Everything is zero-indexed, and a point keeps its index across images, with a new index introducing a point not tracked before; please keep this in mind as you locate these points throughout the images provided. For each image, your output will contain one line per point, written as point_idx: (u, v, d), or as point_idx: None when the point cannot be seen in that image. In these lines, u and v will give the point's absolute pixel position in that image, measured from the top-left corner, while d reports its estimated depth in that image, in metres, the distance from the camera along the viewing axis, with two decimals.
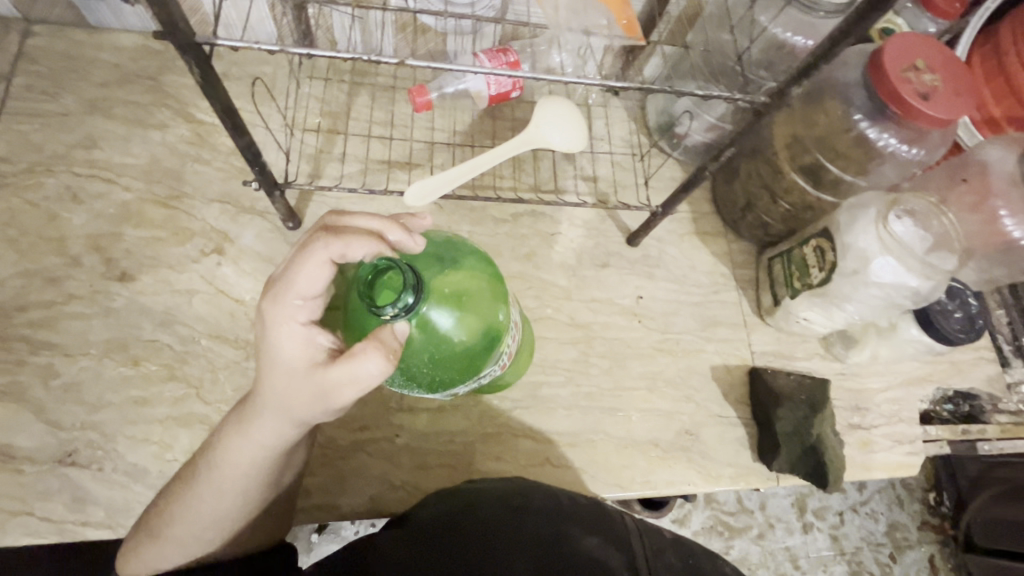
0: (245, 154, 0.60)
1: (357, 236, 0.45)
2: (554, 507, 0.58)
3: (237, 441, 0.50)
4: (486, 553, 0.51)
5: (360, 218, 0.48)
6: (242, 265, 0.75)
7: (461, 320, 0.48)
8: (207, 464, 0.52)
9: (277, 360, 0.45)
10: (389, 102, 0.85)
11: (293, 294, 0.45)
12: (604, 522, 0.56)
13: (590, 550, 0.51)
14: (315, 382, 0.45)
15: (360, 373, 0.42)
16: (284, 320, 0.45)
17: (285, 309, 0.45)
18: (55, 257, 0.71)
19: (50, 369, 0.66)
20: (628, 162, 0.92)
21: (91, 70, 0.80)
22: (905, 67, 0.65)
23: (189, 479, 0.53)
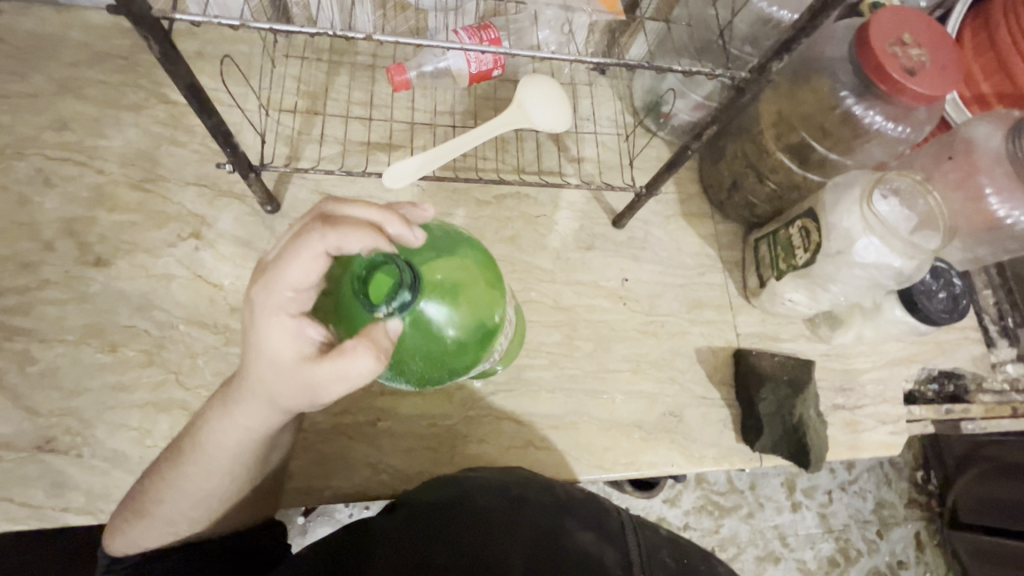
0: (214, 135, 0.59)
1: (356, 229, 0.42)
2: (548, 498, 0.58)
3: (221, 425, 0.49)
4: (481, 544, 0.51)
5: (359, 206, 0.45)
6: (220, 248, 0.74)
7: (455, 315, 0.47)
8: (192, 447, 0.51)
9: (265, 349, 0.44)
10: (369, 82, 0.83)
11: (284, 285, 0.42)
12: (595, 515, 0.56)
13: (584, 546, 0.51)
14: (303, 375, 0.44)
15: (351, 371, 0.41)
16: (273, 309, 0.43)
17: (276, 300, 0.43)
18: (28, 242, 0.70)
19: (26, 355, 0.66)
20: (614, 143, 0.91)
21: (61, 49, 0.78)
22: (892, 42, 0.64)
23: (172, 462, 0.52)
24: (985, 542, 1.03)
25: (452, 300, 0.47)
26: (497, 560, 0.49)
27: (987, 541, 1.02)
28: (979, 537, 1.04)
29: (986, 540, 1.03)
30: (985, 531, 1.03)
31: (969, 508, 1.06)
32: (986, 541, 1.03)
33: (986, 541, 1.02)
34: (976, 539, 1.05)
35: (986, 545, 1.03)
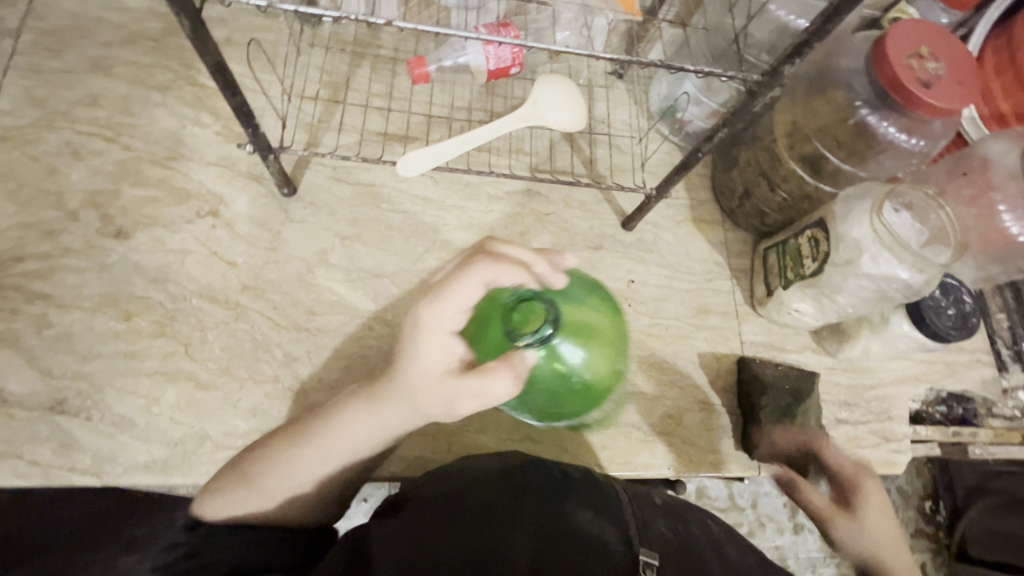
0: (236, 114, 0.61)
1: (514, 266, 0.50)
2: (547, 483, 0.59)
3: (357, 418, 0.54)
4: (490, 532, 0.51)
5: (512, 246, 0.53)
6: (236, 228, 0.76)
7: (583, 353, 0.58)
8: (318, 429, 0.54)
9: (423, 357, 0.50)
10: (390, 74, 0.85)
11: (449, 305, 0.49)
12: (591, 494, 0.58)
13: (584, 524, 0.53)
14: (449, 385, 0.50)
15: (492, 389, 0.49)
16: (439, 322, 0.50)
17: (439, 318, 0.49)
18: (54, 211, 0.72)
19: (43, 319, 0.68)
20: (627, 146, 0.92)
21: (96, 30, 0.81)
22: (908, 54, 0.64)
23: (298, 441, 0.55)
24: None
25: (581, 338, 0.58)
26: (506, 547, 0.49)
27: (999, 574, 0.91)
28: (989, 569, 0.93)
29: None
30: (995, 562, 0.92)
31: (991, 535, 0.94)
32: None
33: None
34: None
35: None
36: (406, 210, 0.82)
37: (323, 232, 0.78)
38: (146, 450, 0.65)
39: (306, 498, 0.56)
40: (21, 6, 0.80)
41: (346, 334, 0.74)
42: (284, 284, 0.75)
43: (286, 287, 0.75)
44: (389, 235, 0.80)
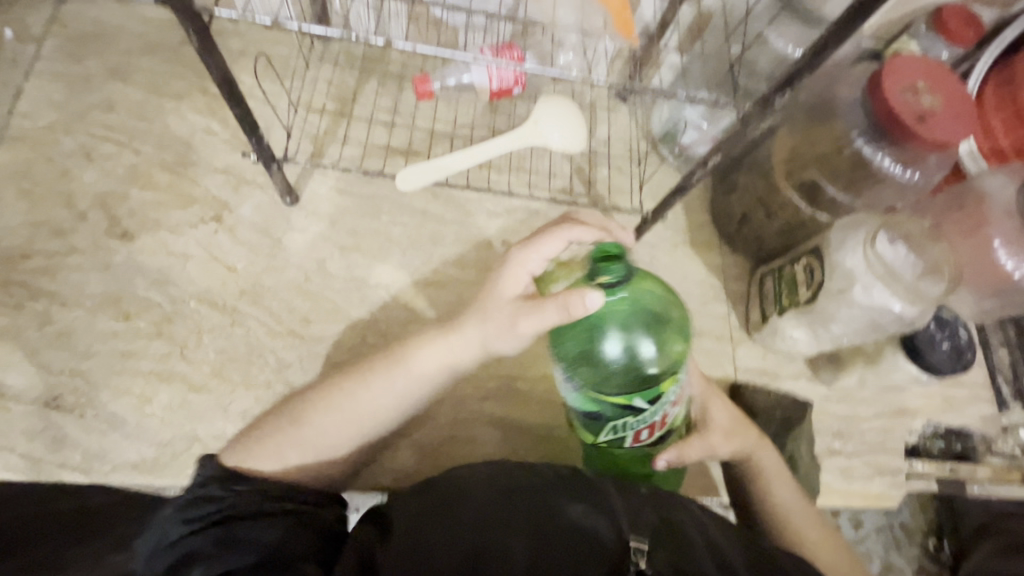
0: (241, 124, 0.63)
1: (588, 233, 0.65)
2: (535, 479, 0.53)
3: (425, 350, 0.60)
4: (473, 537, 0.46)
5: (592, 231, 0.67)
6: (238, 234, 0.77)
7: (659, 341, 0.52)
8: (392, 362, 0.60)
9: (504, 282, 0.60)
10: (397, 90, 0.88)
11: (536, 253, 0.61)
12: (582, 487, 0.52)
13: (574, 520, 0.48)
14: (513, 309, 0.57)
15: (544, 318, 0.53)
16: (526, 263, 0.61)
17: (524, 258, 0.60)
18: (63, 211, 0.74)
19: (46, 315, 0.69)
20: (626, 167, 0.93)
21: (117, 38, 0.84)
22: (903, 88, 0.64)
23: (360, 372, 0.60)
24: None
25: (653, 325, 0.53)
26: (490, 552, 0.44)
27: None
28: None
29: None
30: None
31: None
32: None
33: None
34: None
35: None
36: (405, 223, 0.83)
37: (323, 241, 0.79)
38: (136, 449, 0.66)
39: (361, 440, 0.59)
40: (47, 13, 0.84)
41: (340, 343, 0.75)
42: (282, 291, 0.76)
43: (283, 293, 0.76)
44: (387, 246, 0.81)
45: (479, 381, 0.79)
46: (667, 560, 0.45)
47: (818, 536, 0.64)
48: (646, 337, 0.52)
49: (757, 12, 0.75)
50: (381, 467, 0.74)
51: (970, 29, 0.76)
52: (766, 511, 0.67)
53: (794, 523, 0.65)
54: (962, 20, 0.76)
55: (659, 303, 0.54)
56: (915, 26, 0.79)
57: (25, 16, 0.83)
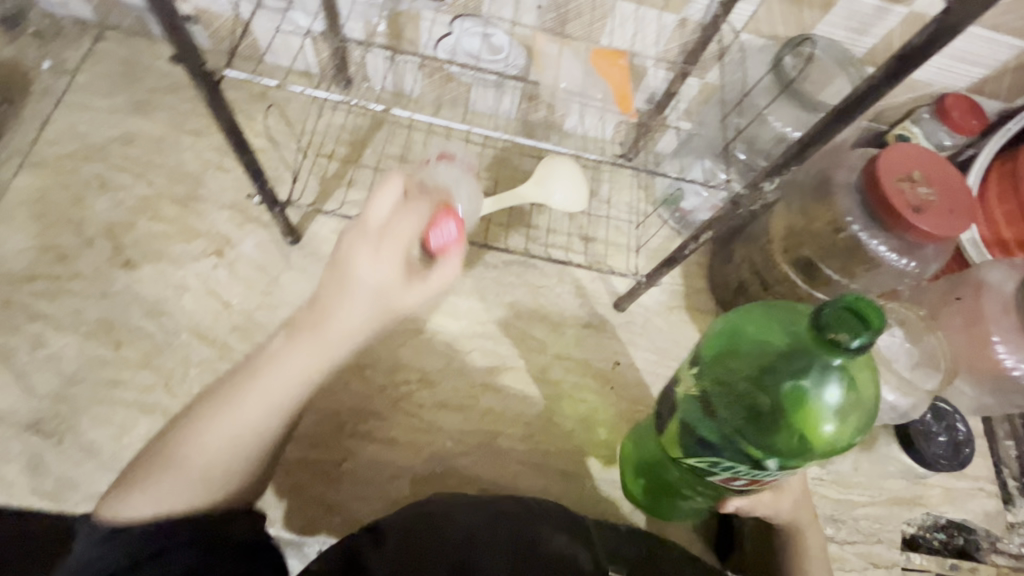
0: (246, 170, 0.65)
1: (408, 216, 0.48)
2: (512, 509, 0.53)
3: (299, 351, 0.48)
4: (458, 550, 0.47)
5: (416, 215, 0.48)
6: (237, 270, 0.79)
7: (842, 416, 0.44)
8: (251, 380, 0.48)
9: (355, 270, 0.47)
10: (406, 140, 0.91)
11: (370, 238, 0.48)
12: (561, 519, 0.54)
13: (558, 549, 0.50)
14: (361, 272, 0.47)
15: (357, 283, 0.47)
16: (355, 263, 0.47)
17: (357, 248, 0.47)
18: (71, 237, 0.77)
19: (39, 338, 0.71)
20: (626, 228, 0.93)
21: (145, 75, 0.88)
22: (900, 176, 0.65)
23: (220, 393, 0.49)
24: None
25: (852, 376, 0.44)
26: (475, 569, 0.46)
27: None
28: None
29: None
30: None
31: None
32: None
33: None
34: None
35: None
36: None
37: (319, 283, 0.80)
38: (107, 482, 0.66)
39: (239, 457, 0.48)
40: (83, 49, 0.89)
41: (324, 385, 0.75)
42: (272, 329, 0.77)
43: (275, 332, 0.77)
44: None
45: (461, 434, 0.78)
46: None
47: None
48: (834, 392, 0.43)
49: (756, 91, 0.76)
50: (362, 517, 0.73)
51: (973, 119, 0.76)
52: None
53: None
54: (964, 109, 0.76)
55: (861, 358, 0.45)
56: (918, 111, 0.81)
57: (62, 51, 0.88)
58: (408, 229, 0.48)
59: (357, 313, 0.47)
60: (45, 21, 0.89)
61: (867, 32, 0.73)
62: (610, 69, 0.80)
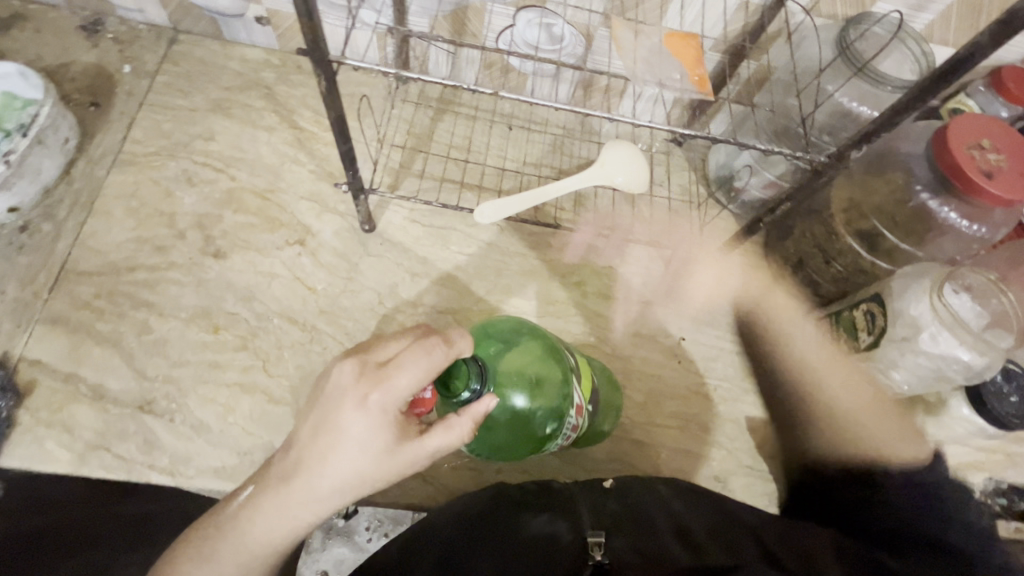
0: (342, 159, 0.69)
1: (408, 366, 0.44)
2: (502, 502, 0.59)
3: (269, 517, 0.46)
4: (440, 559, 0.51)
5: (408, 357, 0.45)
6: (320, 257, 0.83)
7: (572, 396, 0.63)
8: (219, 541, 0.47)
9: (350, 439, 0.45)
10: (469, 130, 0.94)
11: (379, 390, 0.44)
12: (548, 502, 0.58)
13: (538, 530, 0.53)
14: (367, 438, 0.45)
15: (351, 455, 0.45)
16: (354, 423, 0.44)
17: (362, 408, 0.44)
18: (165, 229, 0.81)
19: (145, 324, 0.75)
20: (684, 209, 0.96)
21: (220, 75, 0.93)
22: (970, 145, 0.67)
23: (201, 552, 0.47)
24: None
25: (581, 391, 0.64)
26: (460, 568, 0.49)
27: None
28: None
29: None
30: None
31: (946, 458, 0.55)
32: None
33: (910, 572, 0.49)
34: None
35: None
36: (471, 253, 0.88)
37: (397, 268, 0.84)
38: (217, 456, 0.70)
39: None
40: (160, 52, 0.93)
41: None
42: (357, 312, 0.81)
43: (359, 316, 0.80)
44: (456, 277, 0.86)
45: None
46: (624, 536, 0.51)
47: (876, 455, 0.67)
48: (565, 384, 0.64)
49: (829, 72, 0.78)
50: (449, 488, 0.77)
51: None
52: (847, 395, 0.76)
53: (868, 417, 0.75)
54: (1021, 81, 0.78)
55: (525, 357, 0.58)
56: (973, 85, 0.83)
57: (141, 53, 0.92)
58: (406, 382, 0.44)
59: (351, 487, 0.46)
60: (123, 26, 0.93)
61: (924, 7, 0.75)
62: (684, 49, 0.74)
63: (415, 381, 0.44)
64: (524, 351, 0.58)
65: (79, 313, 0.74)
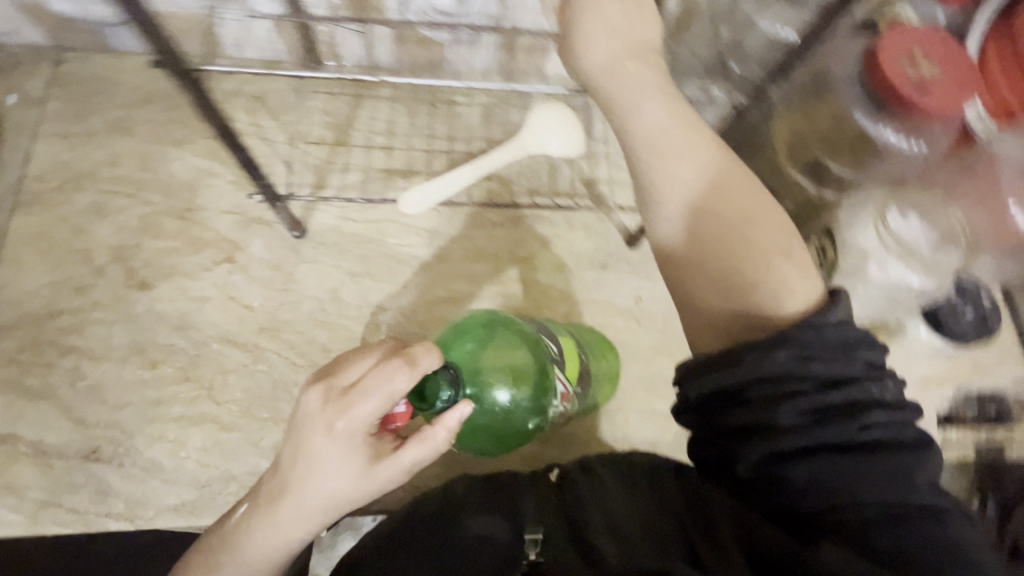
0: (244, 170, 0.64)
1: (374, 388, 0.40)
2: (445, 502, 0.55)
3: (258, 540, 0.44)
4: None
5: (372, 378, 0.40)
6: (251, 272, 0.79)
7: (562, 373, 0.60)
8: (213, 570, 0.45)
9: (324, 465, 0.41)
10: (392, 113, 0.89)
11: (344, 415, 0.40)
12: (492, 497, 0.55)
13: (477, 532, 0.50)
14: (340, 462, 0.41)
15: (329, 480, 0.41)
16: (325, 447, 0.40)
17: (330, 433, 0.40)
18: (82, 267, 0.77)
19: (76, 371, 0.72)
20: (627, 163, 0.92)
21: (114, 91, 0.86)
22: (903, 57, 0.63)
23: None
24: (903, 403, 0.41)
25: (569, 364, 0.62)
26: None
27: (841, 486, 0.38)
28: (826, 492, 0.38)
29: (917, 528, 0.37)
30: (839, 410, 0.39)
31: (811, 338, 0.40)
32: (858, 541, 0.37)
33: (787, 503, 0.40)
34: (892, 439, 0.39)
35: (971, 545, 0.38)
36: (410, 244, 0.84)
37: (336, 270, 0.81)
38: (175, 493, 0.68)
39: None
40: (45, 75, 0.86)
41: None
42: (300, 323, 0.78)
43: (301, 327, 0.77)
44: (398, 270, 0.82)
45: None
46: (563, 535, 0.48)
47: (728, 314, 0.46)
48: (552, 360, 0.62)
49: None
50: (422, 484, 0.77)
51: None
52: (704, 231, 0.47)
53: (735, 263, 0.46)
54: None
55: (503, 346, 0.55)
56: None
57: (25, 82, 0.85)
58: (373, 406, 0.40)
59: (336, 507, 0.43)
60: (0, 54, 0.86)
61: None
62: None
63: (383, 406, 0.40)
64: (501, 342, 0.56)
65: (5, 370, 0.71)
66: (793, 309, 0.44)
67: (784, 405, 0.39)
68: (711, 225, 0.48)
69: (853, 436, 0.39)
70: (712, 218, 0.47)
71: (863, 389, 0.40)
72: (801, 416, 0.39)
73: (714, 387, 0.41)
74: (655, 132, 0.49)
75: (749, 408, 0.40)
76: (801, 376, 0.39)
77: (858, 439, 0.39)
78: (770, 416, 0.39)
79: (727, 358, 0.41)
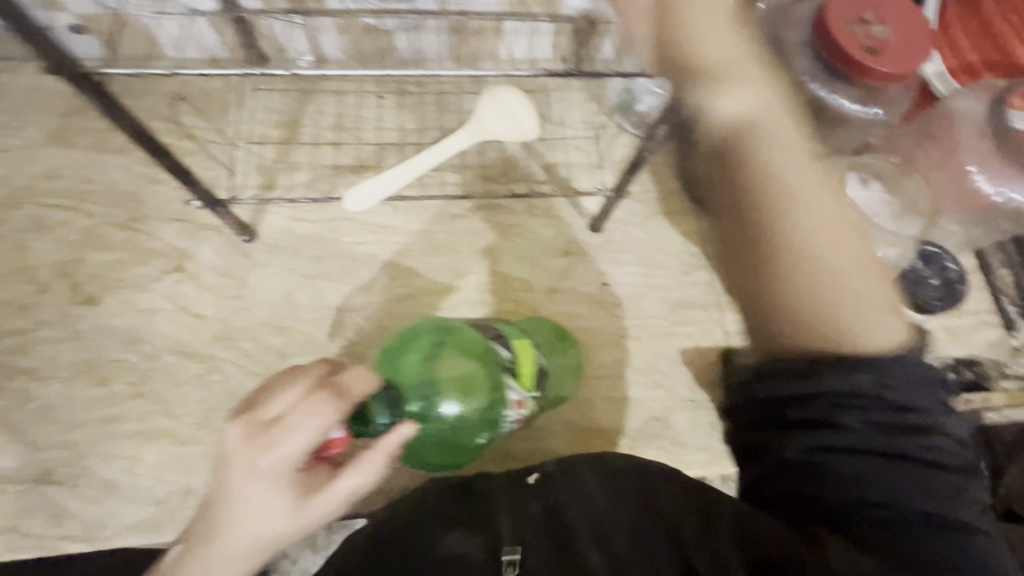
0: (172, 174, 0.62)
1: (298, 425, 0.38)
2: (418, 512, 0.53)
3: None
4: None
5: (297, 415, 0.38)
6: (202, 281, 0.77)
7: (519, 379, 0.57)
8: None
9: (252, 504, 0.39)
10: (340, 107, 0.86)
11: (269, 454, 0.38)
12: (466, 507, 0.53)
13: (448, 549, 0.48)
14: (269, 501, 0.39)
15: (261, 520, 0.40)
16: (250, 487, 0.39)
17: (255, 473, 0.38)
18: (25, 286, 0.75)
19: (25, 393, 0.70)
20: (587, 145, 0.90)
21: (51, 101, 0.83)
22: (851, 20, 0.61)
23: None
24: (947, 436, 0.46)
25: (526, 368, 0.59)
26: None
27: (875, 491, 0.44)
28: (869, 495, 0.44)
29: (930, 539, 0.42)
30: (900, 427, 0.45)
31: (891, 368, 0.45)
32: (883, 551, 0.42)
33: (825, 502, 0.45)
34: (948, 457, 0.45)
35: (995, 563, 0.42)
36: (364, 242, 0.82)
37: (289, 274, 0.79)
38: (131, 511, 0.67)
39: None
40: None
41: None
42: (254, 329, 0.76)
43: (255, 334, 0.75)
44: (353, 270, 0.80)
45: None
46: (545, 551, 0.48)
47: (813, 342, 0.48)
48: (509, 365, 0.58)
49: None
50: None
51: None
52: (820, 271, 0.48)
53: (830, 302, 0.48)
54: None
55: (451, 357, 0.52)
56: None
57: None
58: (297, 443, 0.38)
59: (269, 546, 0.41)
60: None
61: None
62: None
63: (309, 442, 0.38)
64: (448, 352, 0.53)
65: None
66: (876, 344, 0.46)
67: (849, 412, 0.45)
68: (798, 255, 0.49)
69: (906, 448, 0.45)
70: (778, 251, 0.50)
71: (926, 415, 0.45)
72: (866, 427, 0.45)
73: (781, 391, 0.48)
74: (776, 169, 0.50)
75: (801, 409, 0.47)
76: (873, 392, 0.45)
77: (920, 454, 0.45)
78: (830, 418, 0.45)
79: (801, 370, 0.47)
